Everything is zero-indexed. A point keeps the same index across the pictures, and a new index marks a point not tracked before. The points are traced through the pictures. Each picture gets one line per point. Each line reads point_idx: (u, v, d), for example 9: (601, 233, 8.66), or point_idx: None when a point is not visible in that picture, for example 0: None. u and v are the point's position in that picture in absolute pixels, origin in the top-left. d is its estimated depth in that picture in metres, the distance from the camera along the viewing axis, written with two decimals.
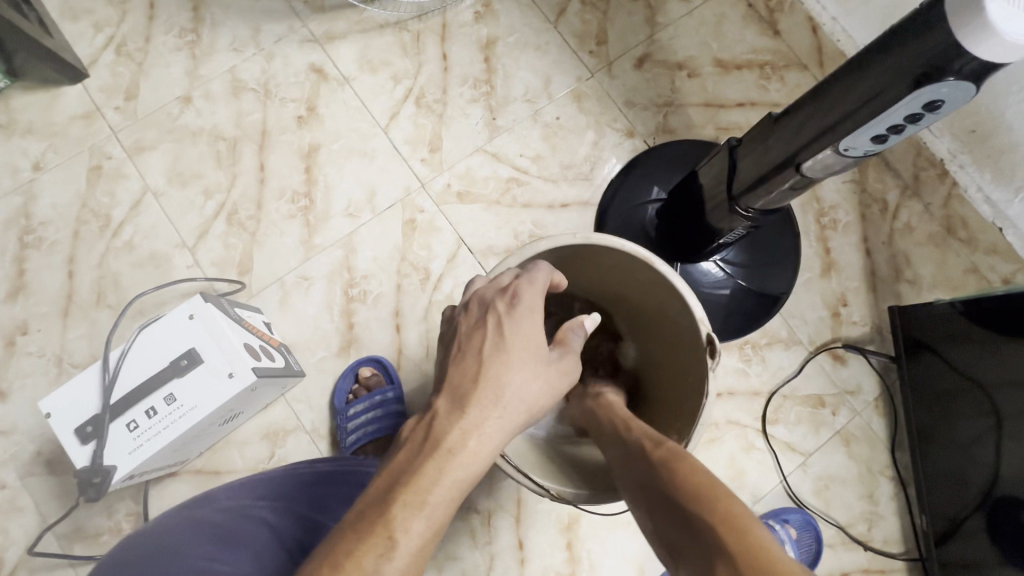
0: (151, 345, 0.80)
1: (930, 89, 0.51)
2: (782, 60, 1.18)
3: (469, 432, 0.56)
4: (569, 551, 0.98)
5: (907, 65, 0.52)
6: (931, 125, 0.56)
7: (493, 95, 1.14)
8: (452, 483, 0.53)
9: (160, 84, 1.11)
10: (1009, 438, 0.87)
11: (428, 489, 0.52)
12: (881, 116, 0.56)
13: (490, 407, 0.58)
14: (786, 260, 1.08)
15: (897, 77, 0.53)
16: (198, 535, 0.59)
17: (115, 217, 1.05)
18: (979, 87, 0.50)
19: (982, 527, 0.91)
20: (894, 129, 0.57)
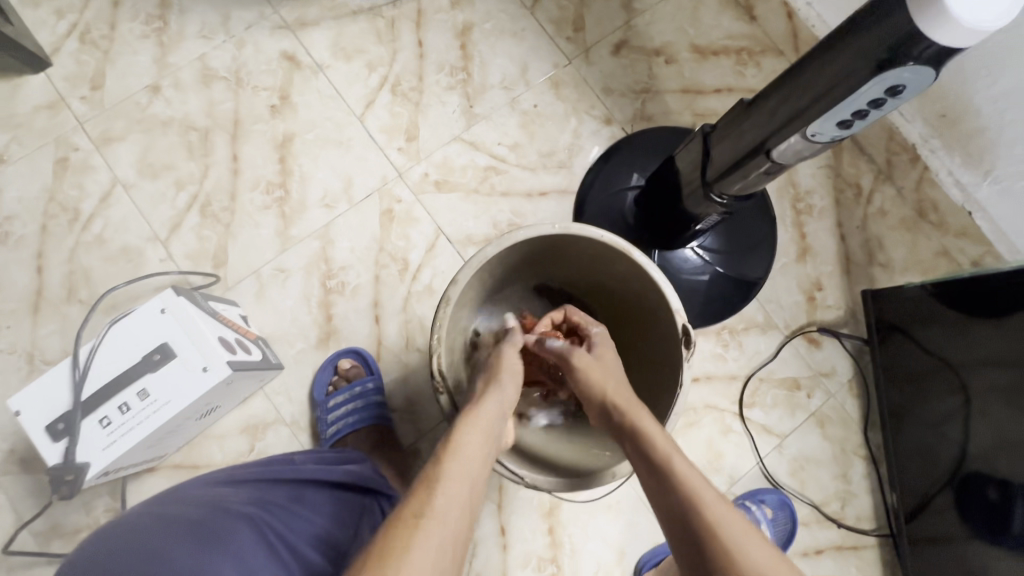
0: (124, 340, 0.79)
1: (891, 74, 0.51)
2: (759, 46, 1.18)
3: (476, 434, 0.61)
4: (551, 535, 1.00)
5: (869, 50, 0.52)
6: (894, 109, 0.57)
7: (470, 82, 1.13)
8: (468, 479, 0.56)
9: (127, 72, 1.08)
10: (979, 418, 0.90)
11: (448, 480, 0.55)
12: (845, 101, 0.56)
13: (496, 412, 0.65)
14: (762, 245, 1.10)
15: (860, 61, 0.53)
16: (178, 537, 0.52)
17: (84, 210, 1.03)
18: (939, 72, 0.50)
19: (950, 503, 0.94)
20: (858, 114, 0.57)
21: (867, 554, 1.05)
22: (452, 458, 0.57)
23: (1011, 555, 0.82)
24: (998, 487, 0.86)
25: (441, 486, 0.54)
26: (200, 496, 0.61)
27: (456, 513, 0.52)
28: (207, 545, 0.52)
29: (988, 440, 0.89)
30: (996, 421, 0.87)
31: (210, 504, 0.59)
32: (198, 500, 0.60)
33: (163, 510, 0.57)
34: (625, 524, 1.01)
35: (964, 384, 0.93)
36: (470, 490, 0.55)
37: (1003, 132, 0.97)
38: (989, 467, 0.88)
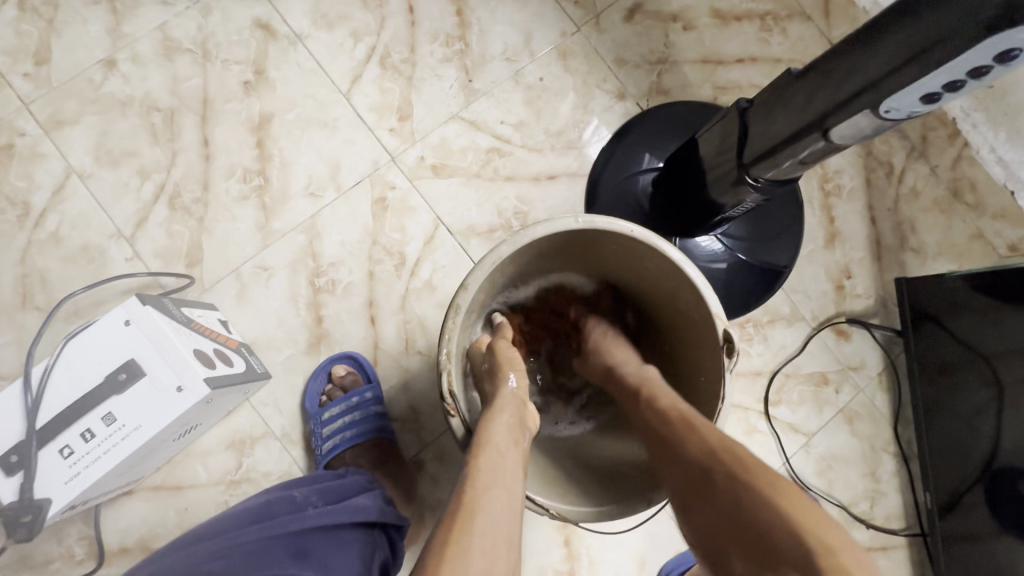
0: (83, 357, 0.69)
1: (1004, 38, 0.42)
2: (785, 9, 1.08)
3: (497, 460, 0.56)
4: (567, 547, 0.93)
5: (975, 8, 0.43)
6: (991, 79, 0.48)
7: (468, 53, 1.01)
8: (504, 514, 0.51)
9: (76, 44, 0.94)
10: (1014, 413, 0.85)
11: (483, 523, 0.49)
12: (937, 71, 0.47)
13: (510, 436, 0.59)
14: (789, 230, 1.01)
15: (962, 22, 0.44)
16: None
17: (35, 204, 0.91)
18: None
19: (981, 501, 0.89)
20: (950, 86, 0.49)
21: (896, 555, 1.01)
22: (487, 494, 0.52)
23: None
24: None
25: (473, 532, 0.48)
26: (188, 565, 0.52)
27: (497, 563, 0.47)
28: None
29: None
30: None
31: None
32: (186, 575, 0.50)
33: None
34: (645, 533, 0.95)
35: (1001, 377, 0.87)
36: (507, 532, 0.50)
37: None
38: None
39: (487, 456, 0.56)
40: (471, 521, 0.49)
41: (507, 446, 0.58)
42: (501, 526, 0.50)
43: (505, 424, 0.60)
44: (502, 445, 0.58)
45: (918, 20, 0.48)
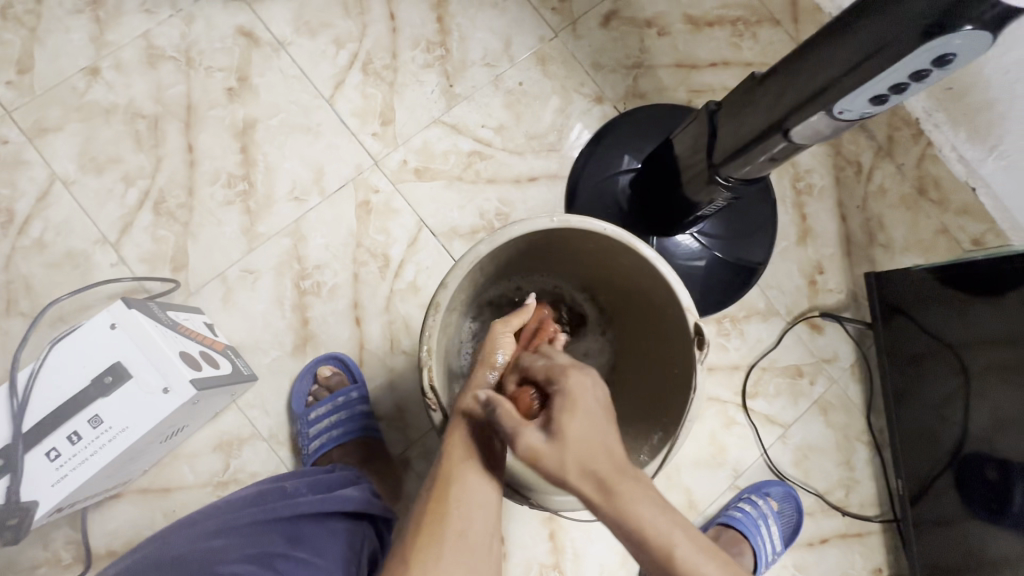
0: (69, 360, 0.70)
1: (941, 42, 0.45)
2: (755, 15, 1.12)
3: (477, 435, 0.58)
4: (552, 541, 0.95)
5: (913, 17, 0.46)
6: (934, 82, 0.51)
7: (449, 59, 1.03)
8: (480, 483, 0.55)
9: (59, 53, 0.95)
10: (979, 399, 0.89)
11: (458, 499, 0.53)
12: (882, 74, 0.50)
13: None
14: (762, 228, 1.04)
15: (903, 29, 0.47)
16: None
17: (19, 211, 0.92)
18: (995, 38, 0.44)
19: (951, 485, 0.93)
20: (896, 88, 0.51)
21: (871, 540, 1.04)
22: (464, 469, 0.55)
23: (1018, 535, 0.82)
24: (996, 468, 0.86)
25: (449, 501, 0.53)
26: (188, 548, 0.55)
27: (471, 527, 0.52)
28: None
29: (988, 422, 0.88)
30: (997, 403, 0.86)
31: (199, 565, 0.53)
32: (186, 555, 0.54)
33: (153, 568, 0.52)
34: None
35: (965, 366, 0.91)
36: (484, 503, 0.54)
37: (1012, 106, 0.92)
38: (989, 448, 0.87)
39: (465, 428, 0.58)
40: (446, 492, 0.53)
41: (487, 420, 0.60)
42: (477, 496, 0.54)
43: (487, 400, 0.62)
44: (480, 419, 0.60)
45: (866, 25, 0.51)
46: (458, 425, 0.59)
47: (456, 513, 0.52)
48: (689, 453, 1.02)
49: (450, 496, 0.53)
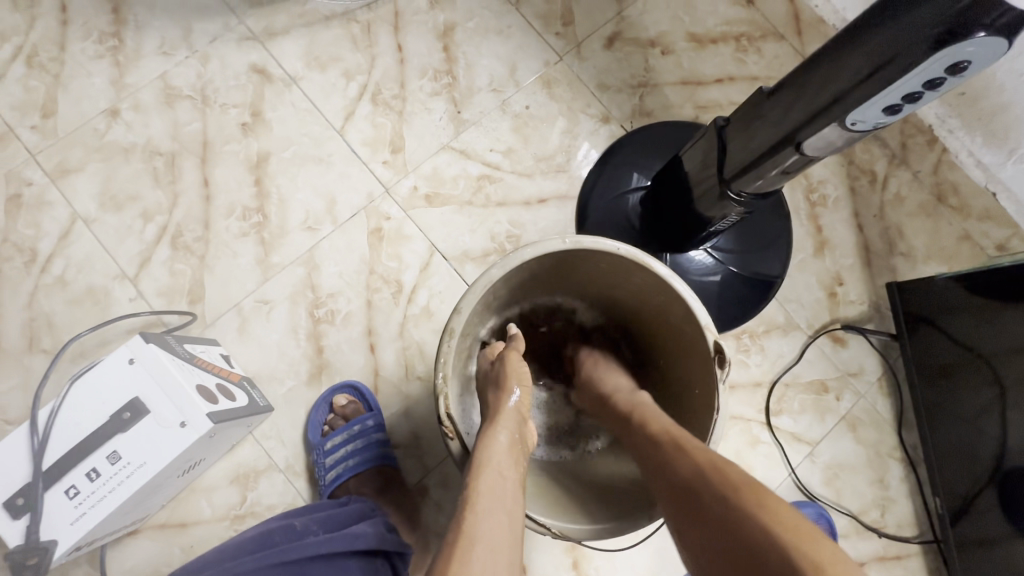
0: (88, 397, 0.70)
1: (953, 50, 0.44)
2: (758, 30, 1.12)
3: (497, 482, 0.55)
4: (575, 570, 0.93)
5: (922, 26, 0.45)
6: (948, 89, 0.50)
7: (456, 86, 1.05)
8: (506, 539, 0.51)
9: (82, 96, 0.99)
10: (1014, 408, 0.86)
11: (478, 549, 0.48)
12: (893, 85, 0.49)
13: (508, 454, 0.59)
14: (778, 241, 1.03)
15: (911, 38, 0.46)
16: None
17: (42, 250, 0.94)
18: (1010, 44, 0.43)
19: (995, 503, 0.88)
20: (908, 97, 0.51)
21: (911, 563, 0.99)
22: (482, 518, 0.51)
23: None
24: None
25: (471, 561, 0.47)
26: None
27: None
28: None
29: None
30: None
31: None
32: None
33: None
34: (654, 552, 0.94)
35: (999, 376, 0.88)
36: (507, 556, 0.50)
37: None
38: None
39: (485, 478, 0.55)
40: (466, 547, 0.48)
41: (503, 469, 0.57)
42: (504, 551, 0.50)
43: (504, 447, 0.59)
44: (500, 467, 0.57)
45: (872, 39, 0.50)
46: (479, 473, 0.56)
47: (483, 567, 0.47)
48: None
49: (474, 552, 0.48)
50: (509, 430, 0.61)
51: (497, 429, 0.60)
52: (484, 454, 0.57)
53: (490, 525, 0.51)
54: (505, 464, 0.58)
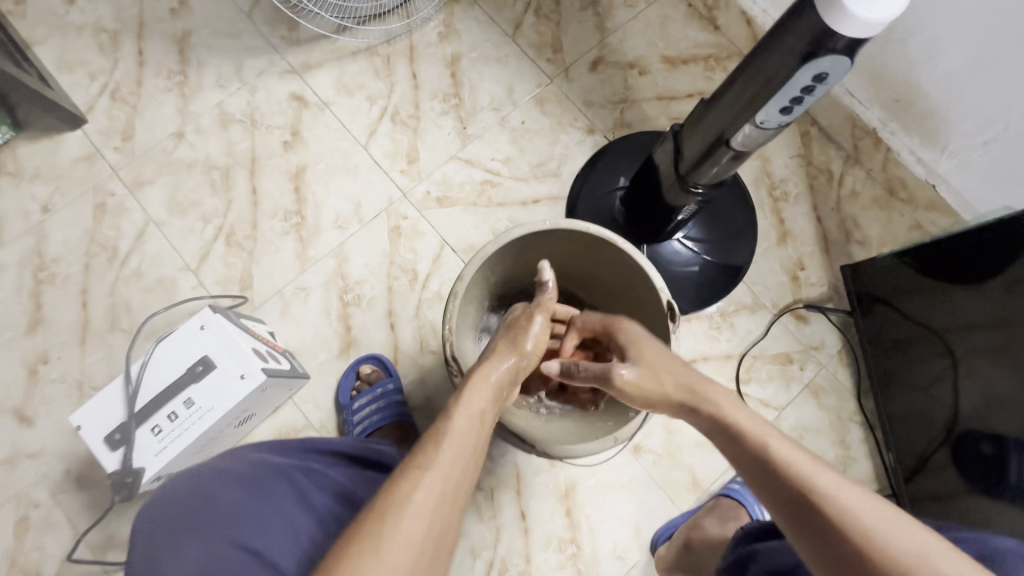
0: (168, 355, 0.88)
1: (816, 63, 0.61)
2: (724, 52, 1.29)
3: (467, 424, 0.63)
4: (569, 517, 1.06)
5: (793, 46, 0.62)
6: (824, 93, 0.66)
7: (462, 106, 1.23)
8: (459, 461, 0.58)
9: (155, 123, 1.20)
10: (964, 376, 0.96)
11: (426, 469, 0.56)
12: (782, 91, 0.66)
13: (485, 399, 0.68)
14: (744, 233, 1.18)
15: (787, 55, 0.63)
16: (236, 500, 0.60)
17: (122, 248, 1.14)
18: (853, 58, 0.60)
19: (948, 461, 0.99)
20: (795, 100, 0.67)
21: None
22: (440, 445, 0.59)
23: (1014, 507, 0.86)
24: (992, 442, 0.91)
25: (415, 481, 0.54)
26: (244, 457, 0.67)
27: (441, 502, 0.54)
28: (257, 504, 0.60)
29: (978, 400, 0.94)
30: (983, 380, 0.93)
31: (258, 462, 0.66)
32: (246, 458, 0.67)
33: (217, 467, 0.65)
34: (639, 503, 1.07)
35: (951, 347, 0.99)
36: (450, 482, 0.56)
37: (954, 111, 1.03)
38: (984, 424, 0.92)
39: (459, 415, 0.63)
40: (422, 456, 0.58)
41: (474, 412, 0.65)
42: (455, 471, 0.57)
43: (490, 387, 0.69)
44: (475, 410, 0.65)
45: (764, 59, 0.67)
46: (457, 408, 0.65)
47: (431, 476, 0.55)
48: (690, 435, 1.11)
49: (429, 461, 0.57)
50: (496, 380, 0.71)
51: (487, 374, 0.70)
52: (472, 383, 0.69)
53: (449, 449, 0.59)
54: (481, 408, 0.66)
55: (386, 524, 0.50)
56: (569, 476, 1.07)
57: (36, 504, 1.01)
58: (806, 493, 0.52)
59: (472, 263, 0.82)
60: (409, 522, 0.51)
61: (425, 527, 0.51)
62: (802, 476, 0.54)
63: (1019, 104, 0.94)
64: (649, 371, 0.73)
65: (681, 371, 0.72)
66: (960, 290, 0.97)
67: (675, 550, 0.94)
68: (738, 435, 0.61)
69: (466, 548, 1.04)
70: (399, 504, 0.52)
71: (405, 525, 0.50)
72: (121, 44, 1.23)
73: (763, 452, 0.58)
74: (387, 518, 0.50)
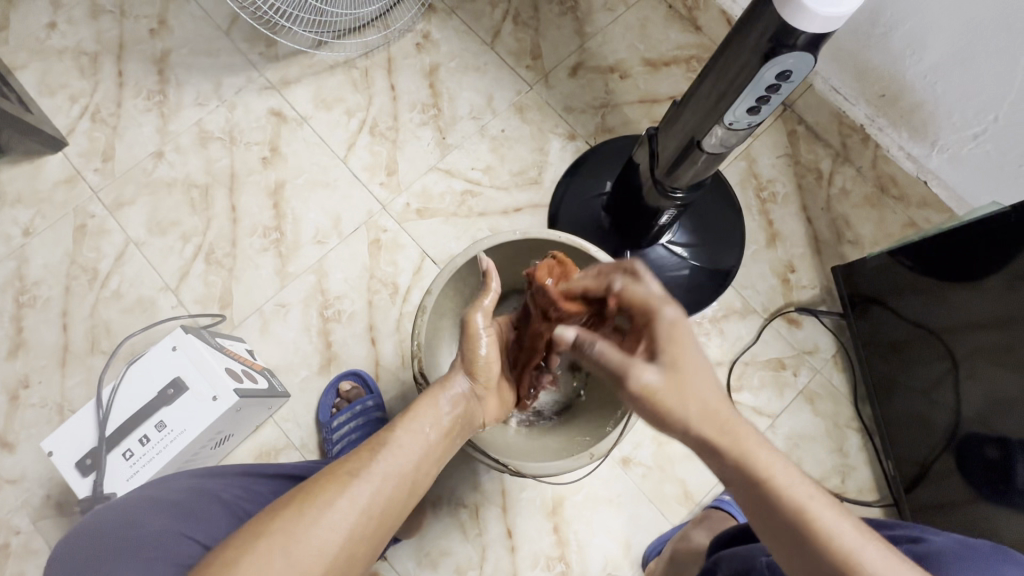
0: (139, 377, 0.88)
1: (779, 60, 0.62)
2: (706, 52, 1.26)
3: (410, 441, 0.62)
4: (557, 534, 1.03)
5: (756, 43, 0.63)
6: (789, 92, 0.67)
7: (441, 116, 1.22)
8: (391, 479, 0.58)
9: (134, 143, 1.20)
10: (965, 378, 0.92)
11: (355, 474, 0.57)
12: (748, 89, 0.67)
13: (437, 414, 0.66)
14: (731, 236, 1.15)
15: (751, 53, 0.64)
16: (167, 522, 0.59)
17: (102, 269, 1.13)
18: (816, 54, 0.61)
19: (952, 468, 0.94)
20: (762, 99, 0.68)
21: None
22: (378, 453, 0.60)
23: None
24: (996, 446, 0.86)
25: (335, 486, 0.55)
26: (181, 484, 0.66)
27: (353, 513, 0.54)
28: (186, 527, 0.59)
29: (981, 403, 0.89)
30: (986, 382, 0.89)
31: (193, 489, 0.65)
32: (181, 485, 0.66)
33: (152, 494, 0.63)
34: (629, 517, 1.04)
35: (950, 349, 0.95)
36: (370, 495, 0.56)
37: (940, 104, 1.01)
38: (987, 428, 0.88)
39: (400, 432, 0.63)
40: (353, 463, 0.58)
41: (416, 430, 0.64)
42: (387, 488, 0.58)
43: (442, 408, 0.67)
44: (422, 429, 0.64)
45: (730, 58, 0.68)
46: (402, 424, 0.64)
47: (361, 487, 0.56)
48: (680, 446, 1.07)
49: (360, 471, 0.57)
50: (449, 402, 0.68)
51: (439, 395, 0.68)
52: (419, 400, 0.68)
53: (385, 463, 0.59)
54: (427, 428, 0.64)
55: (301, 521, 0.51)
56: (556, 490, 1.05)
57: (16, 530, 1.01)
58: (846, 565, 0.46)
59: (444, 276, 0.80)
60: (322, 526, 0.52)
61: (338, 538, 0.52)
62: (848, 558, 0.47)
63: (1003, 95, 0.92)
64: (677, 389, 0.57)
65: (706, 399, 0.56)
66: (957, 289, 0.93)
67: (662, 564, 0.91)
68: (776, 496, 0.50)
69: (452, 567, 1.02)
70: (319, 508, 0.53)
71: (318, 529, 0.51)
72: (101, 66, 1.23)
73: (804, 520, 0.49)
74: (304, 517, 0.52)
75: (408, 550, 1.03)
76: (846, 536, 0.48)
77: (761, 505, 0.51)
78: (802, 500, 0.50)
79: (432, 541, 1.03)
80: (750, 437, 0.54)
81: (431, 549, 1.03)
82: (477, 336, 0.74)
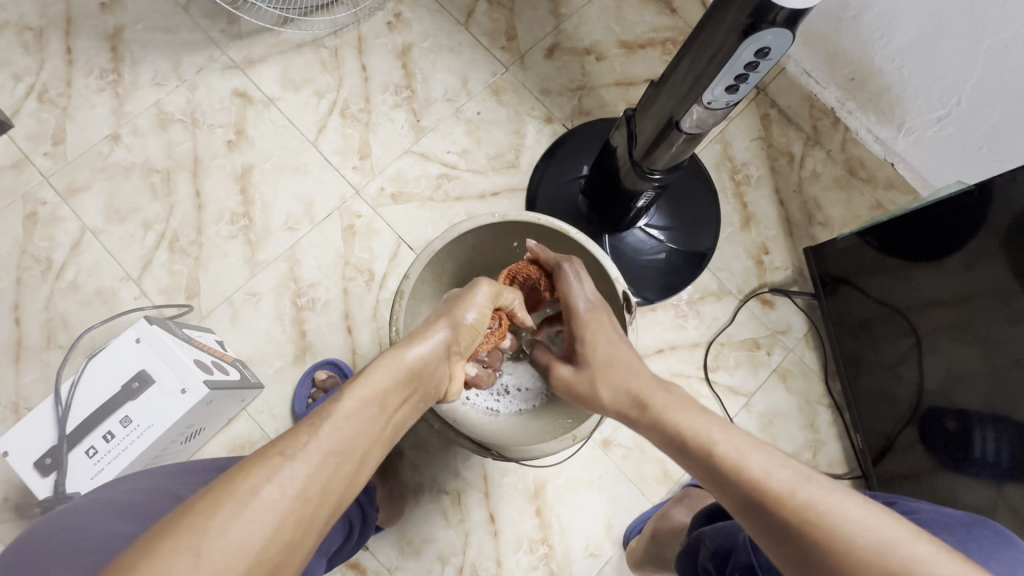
0: (101, 372, 0.84)
1: (758, 37, 0.61)
2: (681, 35, 1.26)
3: (358, 411, 0.50)
4: (539, 517, 1.04)
5: (736, 19, 0.62)
6: (766, 71, 0.67)
7: (414, 98, 1.19)
8: (332, 454, 0.46)
9: (87, 125, 1.13)
10: (927, 353, 0.96)
11: (288, 451, 0.45)
12: (726, 67, 0.66)
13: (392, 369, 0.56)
14: (707, 219, 1.16)
15: (730, 29, 0.63)
16: (122, 524, 0.55)
17: (56, 259, 1.07)
18: (794, 32, 0.61)
19: (915, 440, 0.98)
20: (740, 78, 0.67)
21: None
22: (317, 426, 0.48)
23: (980, 481, 0.86)
24: (955, 419, 0.91)
25: (257, 472, 0.42)
26: (144, 484, 0.62)
27: (282, 504, 0.42)
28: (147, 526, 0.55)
29: (943, 376, 0.93)
30: (948, 357, 0.92)
31: (153, 489, 0.61)
32: (141, 486, 0.62)
33: (113, 497, 0.59)
34: (610, 498, 1.05)
35: (915, 326, 0.98)
36: (307, 477, 0.44)
37: (906, 87, 1.03)
38: (949, 401, 0.92)
39: (348, 398, 0.51)
40: (288, 440, 0.46)
41: (370, 393, 0.52)
42: (327, 466, 0.46)
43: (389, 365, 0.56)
44: (376, 394, 0.53)
45: (709, 35, 0.67)
46: (357, 382, 0.53)
47: (292, 468, 0.44)
48: None
49: (292, 449, 0.45)
50: (417, 357, 0.59)
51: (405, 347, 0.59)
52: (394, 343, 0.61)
53: (323, 435, 0.47)
54: (383, 390, 0.53)
55: (211, 518, 0.39)
56: (537, 474, 1.05)
57: None
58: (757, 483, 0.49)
59: (421, 261, 0.78)
60: (241, 519, 0.40)
61: (267, 531, 0.40)
62: (759, 476, 0.49)
63: (967, 79, 0.94)
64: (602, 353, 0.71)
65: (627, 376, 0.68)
66: (921, 267, 0.96)
67: (644, 542, 0.93)
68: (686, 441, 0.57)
69: (435, 554, 1.02)
70: (240, 499, 0.40)
71: (237, 523, 0.39)
72: (47, 42, 1.16)
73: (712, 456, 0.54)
74: (216, 512, 0.39)
75: (390, 539, 1.02)
76: (757, 457, 0.51)
77: (679, 447, 0.58)
78: (714, 434, 0.55)
79: (414, 528, 1.02)
80: (664, 396, 0.63)
81: (413, 537, 1.02)
82: (472, 300, 0.70)
